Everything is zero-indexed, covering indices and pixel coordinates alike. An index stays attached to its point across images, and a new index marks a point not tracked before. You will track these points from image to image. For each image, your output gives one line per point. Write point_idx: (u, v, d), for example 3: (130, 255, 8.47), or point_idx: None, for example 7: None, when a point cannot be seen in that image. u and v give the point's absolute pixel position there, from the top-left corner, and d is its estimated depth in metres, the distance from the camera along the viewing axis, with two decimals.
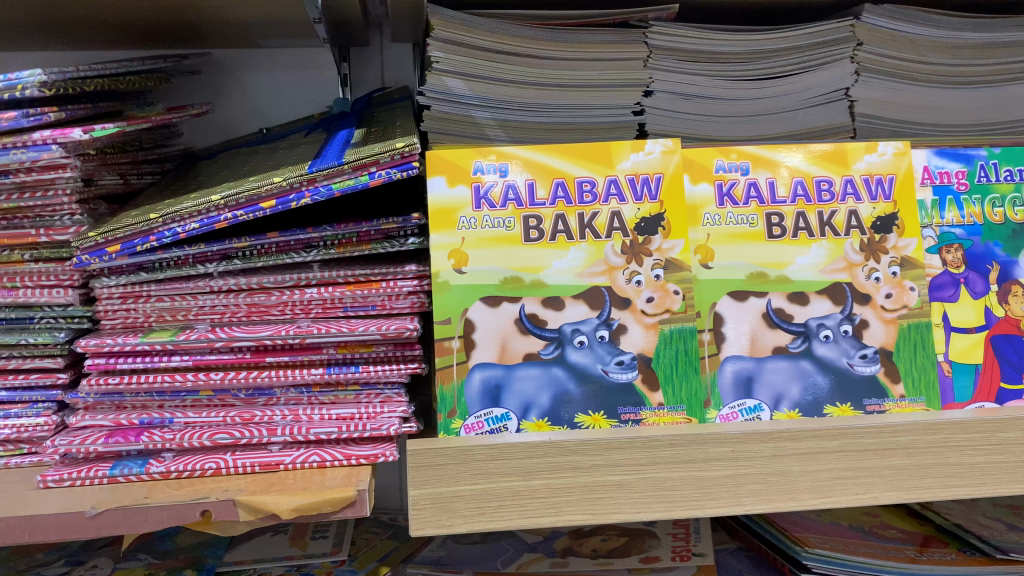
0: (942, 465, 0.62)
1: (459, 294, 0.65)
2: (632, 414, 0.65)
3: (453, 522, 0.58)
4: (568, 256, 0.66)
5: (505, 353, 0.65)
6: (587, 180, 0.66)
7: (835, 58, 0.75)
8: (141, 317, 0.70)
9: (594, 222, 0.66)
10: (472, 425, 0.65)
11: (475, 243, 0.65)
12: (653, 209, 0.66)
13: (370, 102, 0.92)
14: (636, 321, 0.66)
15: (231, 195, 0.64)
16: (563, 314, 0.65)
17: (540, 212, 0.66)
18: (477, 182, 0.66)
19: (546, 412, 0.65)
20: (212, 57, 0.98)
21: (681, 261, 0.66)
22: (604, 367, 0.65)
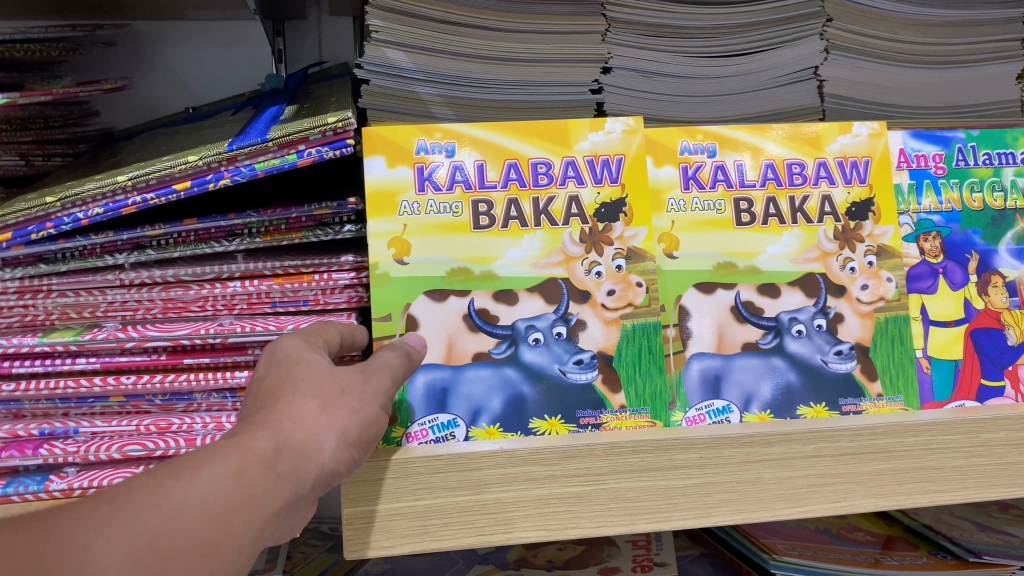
0: (922, 470, 0.57)
1: (401, 287, 0.59)
2: (592, 418, 0.59)
3: (394, 543, 0.52)
4: (522, 244, 0.60)
5: (452, 353, 0.59)
6: (542, 162, 0.61)
7: (804, 34, 0.70)
8: (41, 315, 0.61)
9: (550, 208, 0.60)
10: (416, 433, 0.57)
11: (418, 230, 0.59)
12: (614, 193, 0.61)
13: (307, 79, 0.84)
14: (596, 316, 0.60)
15: (139, 174, 0.56)
16: (516, 310, 0.60)
17: (491, 196, 0.60)
18: (420, 163, 0.60)
19: (497, 417, 0.58)
20: (130, 28, 0.89)
21: (645, 250, 0.60)
22: (561, 367, 0.59)
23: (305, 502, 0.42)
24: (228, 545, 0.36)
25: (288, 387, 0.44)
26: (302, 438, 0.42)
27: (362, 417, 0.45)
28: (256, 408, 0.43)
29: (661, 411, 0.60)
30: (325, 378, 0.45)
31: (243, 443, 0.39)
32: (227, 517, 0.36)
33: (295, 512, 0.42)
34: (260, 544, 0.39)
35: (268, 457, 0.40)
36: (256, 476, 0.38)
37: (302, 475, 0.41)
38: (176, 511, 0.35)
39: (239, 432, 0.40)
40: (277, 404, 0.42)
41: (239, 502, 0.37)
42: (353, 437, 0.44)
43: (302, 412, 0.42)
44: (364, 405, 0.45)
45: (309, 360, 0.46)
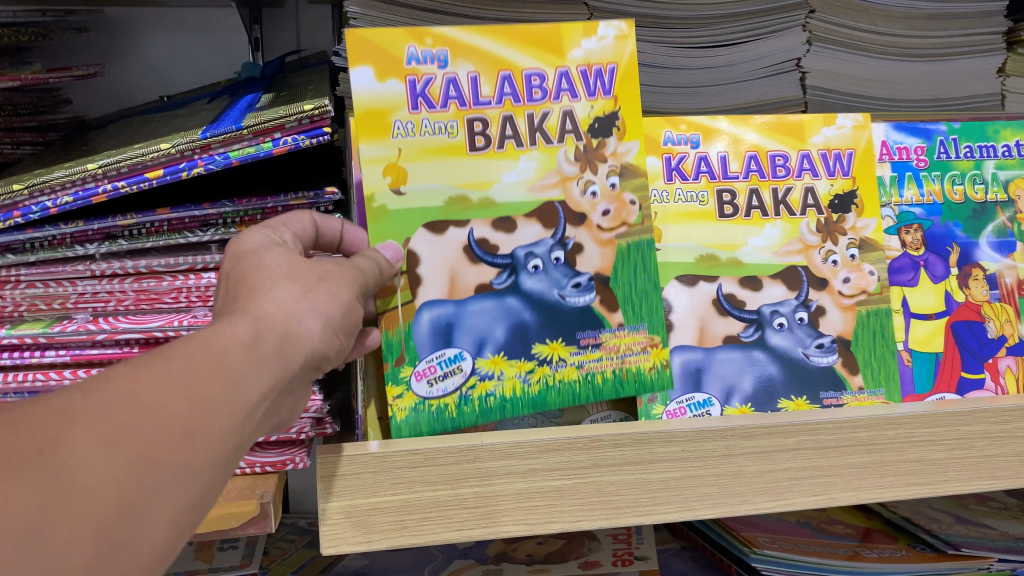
0: (902, 463, 0.57)
1: (400, 219, 0.56)
2: (593, 338, 0.58)
3: (371, 538, 0.51)
4: (518, 167, 0.58)
5: (455, 287, 0.57)
6: (535, 73, 0.58)
7: (786, 26, 0.70)
8: (8, 306, 0.60)
9: (545, 124, 0.58)
10: (423, 371, 0.56)
11: (413, 154, 0.56)
12: (607, 106, 0.59)
13: (283, 67, 0.83)
14: (592, 238, 0.58)
15: (109, 162, 0.55)
16: (515, 238, 0.58)
17: (485, 113, 0.57)
18: (412, 75, 0.56)
19: (502, 346, 0.57)
20: (104, 15, 0.87)
21: (638, 167, 0.59)
22: (560, 292, 0.58)
23: (298, 382, 0.41)
24: (214, 432, 0.34)
25: (261, 276, 0.41)
26: (284, 321, 0.39)
27: (343, 301, 0.43)
28: (231, 298, 0.40)
29: (659, 326, 0.59)
30: (298, 266, 0.42)
31: (220, 330, 0.37)
32: (208, 402, 0.34)
33: (284, 397, 0.40)
34: (250, 430, 0.37)
35: (249, 342, 0.37)
36: (237, 359, 0.36)
37: (286, 358, 0.39)
38: (147, 399, 0.33)
39: (218, 321, 0.38)
40: (253, 291, 0.40)
41: (221, 387, 0.35)
42: (338, 320, 0.42)
43: (280, 296, 0.40)
44: (342, 290, 0.43)
45: (281, 250, 0.43)
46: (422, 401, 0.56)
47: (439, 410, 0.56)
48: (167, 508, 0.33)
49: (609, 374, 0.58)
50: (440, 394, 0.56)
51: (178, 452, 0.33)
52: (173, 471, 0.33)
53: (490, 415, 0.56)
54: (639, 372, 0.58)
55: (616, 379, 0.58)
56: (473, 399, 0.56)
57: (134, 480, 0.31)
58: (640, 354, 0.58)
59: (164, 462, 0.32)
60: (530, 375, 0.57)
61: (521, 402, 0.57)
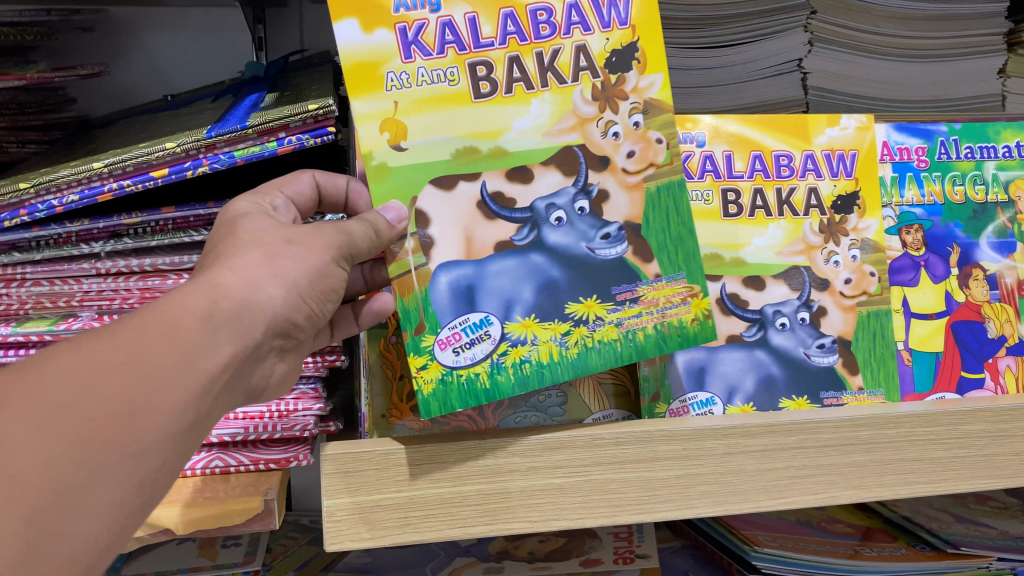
0: (902, 462, 0.58)
1: (403, 176, 0.50)
2: (628, 293, 0.52)
3: (375, 535, 0.52)
4: (531, 112, 0.51)
5: (472, 247, 0.51)
6: (541, 8, 0.51)
7: (785, 27, 0.70)
8: (15, 304, 0.61)
9: (556, 63, 0.51)
10: (446, 340, 0.50)
11: (412, 106, 0.50)
12: (625, 37, 0.52)
13: (286, 67, 0.83)
14: (618, 184, 0.53)
15: (115, 161, 0.55)
16: (534, 188, 0.52)
17: (489, 56, 0.50)
18: (402, 23, 0.49)
19: (532, 308, 0.51)
20: (108, 14, 0.87)
21: (663, 100, 0.53)
22: (588, 244, 0.52)
23: (262, 345, 0.44)
24: (168, 402, 0.37)
25: (229, 245, 0.44)
26: (241, 290, 0.41)
27: (311, 266, 0.45)
28: (202, 266, 0.43)
29: (699, 274, 0.53)
30: (269, 233, 0.45)
31: (176, 301, 0.40)
32: (160, 374, 0.37)
33: (246, 367, 0.43)
34: (208, 399, 0.40)
35: (202, 313, 0.40)
36: (190, 332, 0.39)
37: (242, 325, 0.41)
38: (88, 379, 0.35)
39: (178, 290, 0.40)
40: (217, 261, 0.42)
41: (174, 359, 0.38)
42: (304, 285, 0.44)
43: (244, 264, 0.42)
44: (313, 254, 0.45)
45: (258, 220, 0.46)
46: (450, 372, 0.50)
47: (469, 381, 0.51)
48: (111, 483, 0.35)
49: (650, 330, 0.52)
50: (470, 363, 0.51)
51: (131, 423, 0.36)
52: (126, 441, 0.36)
53: (527, 383, 0.51)
54: (680, 325, 0.53)
55: (657, 334, 0.52)
56: (506, 367, 0.51)
57: (82, 450, 0.34)
58: (680, 306, 0.53)
59: (104, 439, 0.35)
60: (566, 337, 0.51)
61: (560, 367, 0.51)
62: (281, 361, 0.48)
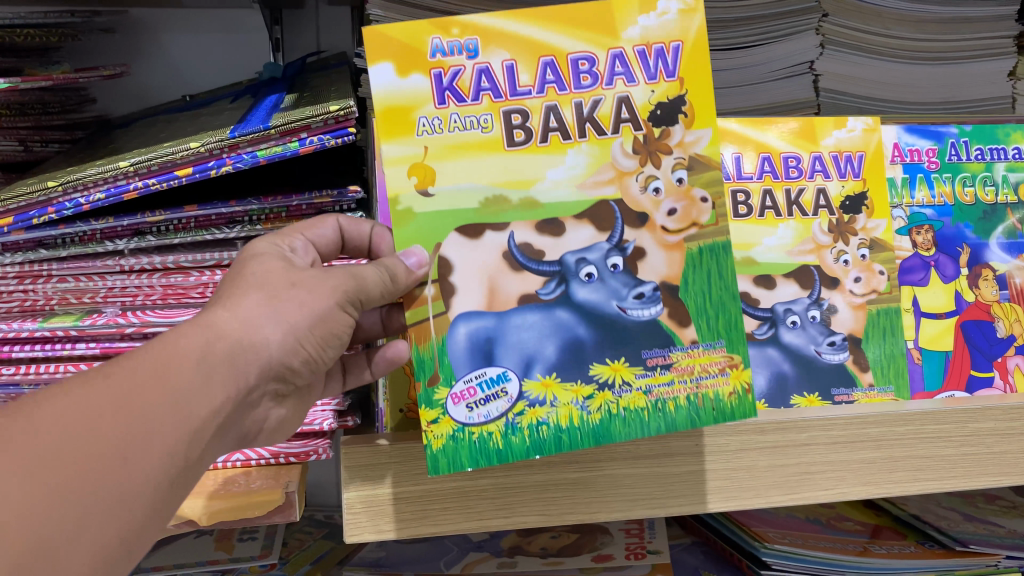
0: (912, 458, 0.58)
1: (428, 222, 0.49)
2: (659, 358, 0.50)
3: (394, 526, 0.53)
4: (565, 162, 0.50)
5: (495, 298, 0.49)
6: (583, 57, 0.49)
7: (798, 30, 0.70)
8: (40, 300, 0.62)
9: (596, 114, 0.50)
10: (461, 394, 0.49)
11: (442, 153, 0.48)
12: (672, 89, 0.50)
13: (304, 68, 0.85)
14: (656, 242, 0.50)
15: (140, 160, 0.56)
16: (564, 242, 0.50)
17: (525, 104, 0.49)
18: (438, 69, 0.48)
19: (554, 366, 0.49)
20: (128, 15, 0.89)
21: (710, 158, 0.51)
22: (619, 303, 0.50)
23: (258, 388, 0.45)
24: (157, 449, 0.38)
25: (235, 285, 0.45)
26: (238, 334, 0.42)
27: (313, 310, 0.45)
28: (209, 303, 0.44)
29: (739, 343, 0.51)
30: (274, 274, 0.46)
31: (173, 343, 0.41)
32: (151, 419, 0.38)
33: (240, 412, 0.44)
34: (200, 443, 0.41)
35: (196, 357, 0.41)
36: (183, 376, 0.40)
37: (237, 369, 0.42)
38: (75, 426, 0.36)
39: (178, 330, 0.42)
40: (222, 303, 0.44)
41: (166, 403, 0.39)
42: (303, 328, 0.45)
43: (245, 306, 0.43)
44: (316, 297, 0.45)
45: (268, 259, 0.47)
46: (462, 428, 0.49)
47: (481, 439, 0.49)
48: (99, 530, 0.37)
49: (682, 401, 0.50)
50: (483, 421, 0.49)
51: (118, 472, 0.37)
52: (112, 487, 0.37)
53: (542, 446, 0.49)
54: (716, 397, 0.50)
55: (691, 406, 0.50)
56: (522, 428, 0.49)
57: (68, 500, 0.35)
58: (718, 377, 0.51)
59: (90, 487, 0.36)
60: (589, 401, 0.49)
61: (580, 433, 0.49)
62: (278, 407, 0.49)
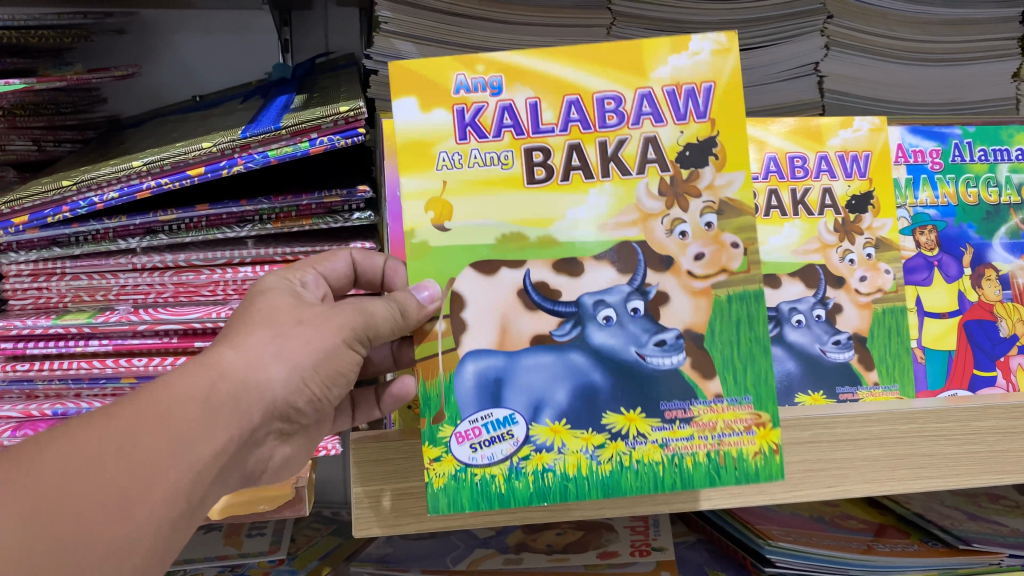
0: (915, 456, 0.59)
1: (443, 257, 0.49)
2: (678, 411, 0.50)
3: (402, 521, 0.54)
4: (587, 201, 0.50)
5: (507, 337, 0.50)
6: (610, 95, 0.50)
7: (805, 31, 0.71)
8: (54, 297, 0.63)
9: (620, 153, 0.50)
10: (465, 433, 0.49)
11: (460, 188, 0.49)
12: (702, 130, 0.50)
13: (313, 69, 0.86)
14: (681, 286, 0.51)
15: (153, 160, 0.57)
16: (581, 282, 0.50)
17: (548, 142, 0.50)
18: (461, 104, 0.49)
19: (563, 413, 0.49)
20: (139, 17, 0.90)
21: (742, 202, 0.50)
22: (638, 349, 0.50)
23: (263, 427, 0.45)
24: (158, 495, 0.39)
25: (244, 321, 0.46)
26: (242, 375, 0.43)
27: (318, 349, 0.46)
28: (218, 339, 0.46)
29: (764, 400, 0.51)
30: (283, 311, 0.47)
31: (179, 382, 0.42)
32: (153, 463, 0.39)
33: (244, 450, 0.45)
34: (205, 482, 0.42)
35: (200, 398, 0.42)
36: (188, 416, 0.41)
37: (241, 408, 0.43)
38: (80, 469, 0.38)
39: (186, 367, 0.43)
40: (231, 341, 0.45)
41: (169, 444, 0.40)
42: (308, 368, 0.46)
43: (252, 346, 0.44)
44: (322, 337, 0.46)
45: (278, 296, 0.48)
46: (464, 469, 0.49)
47: (483, 482, 0.49)
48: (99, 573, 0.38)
49: (701, 457, 0.50)
50: (486, 463, 0.49)
51: (118, 517, 0.38)
52: (112, 533, 0.38)
53: (546, 493, 0.49)
54: (739, 457, 0.50)
55: (709, 462, 0.50)
56: (526, 473, 0.49)
57: (67, 544, 0.37)
58: (743, 435, 0.50)
59: (90, 531, 0.37)
60: (600, 450, 0.49)
61: (587, 483, 0.49)
62: (283, 446, 0.50)
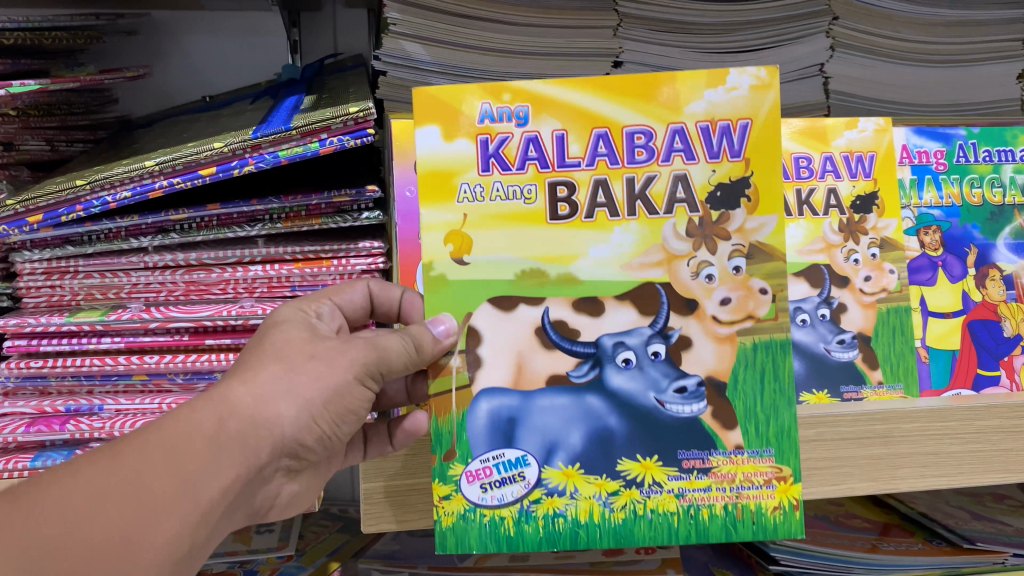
0: (919, 455, 0.59)
1: (460, 291, 0.49)
2: (696, 461, 0.49)
3: (410, 517, 0.54)
4: (611, 240, 0.49)
5: (522, 375, 0.49)
6: (640, 130, 0.48)
7: (810, 32, 0.71)
8: (67, 295, 0.64)
9: (648, 191, 0.49)
10: (474, 473, 0.49)
11: (480, 222, 0.48)
12: (736, 170, 0.48)
13: (322, 69, 0.87)
14: (706, 332, 0.49)
15: (166, 160, 0.58)
16: (603, 322, 0.49)
17: (572, 176, 0.49)
18: (484, 134, 0.48)
19: (577, 457, 0.49)
20: (150, 18, 0.91)
21: (774, 248, 0.48)
22: (657, 396, 0.50)
23: (272, 463, 0.46)
24: (162, 535, 0.41)
25: (257, 354, 0.46)
26: (251, 413, 0.44)
27: (328, 385, 0.46)
28: (231, 371, 0.46)
29: (787, 453, 0.50)
30: (295, 345, 0.47)
31: (188, 420, 0.43)
32: (158, 504, 0.40)
33: (252, 486, 0.46)
34: (209, 520, 0.43)
35: (207, 437, 0.42)
36: (195, 455, 0.42)
37: (249, 447, 0.44)
38: (89, 509, 0.39)
39: (196, 403, 0.43)
40: (242, 375, 0.45)
41: (175, 483, 0.41)
42: (318, 405, 0.46)
43: (261, 382, 0.45)
44: (332, 373, 0.46)
45: (293, 327, 0.48)
46: (473, 508, 0.49)
47: (492, 523, 0.49)
48: None
49: (718, 510, 0.49)
50: (496, 505, 0.49)
51: (122, 556, 0.39)
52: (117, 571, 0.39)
53: (556, 538, 0.49)
54: (758, 511, 0.50)
55: (726, 515, 0.49)
56: (536, 517, 0.49)
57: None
58: (763, 489, 0.50)
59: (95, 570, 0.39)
60: (613, 497, 0.49)
61: (599, 531, 0.49)
62: (290, 482, 0.50)
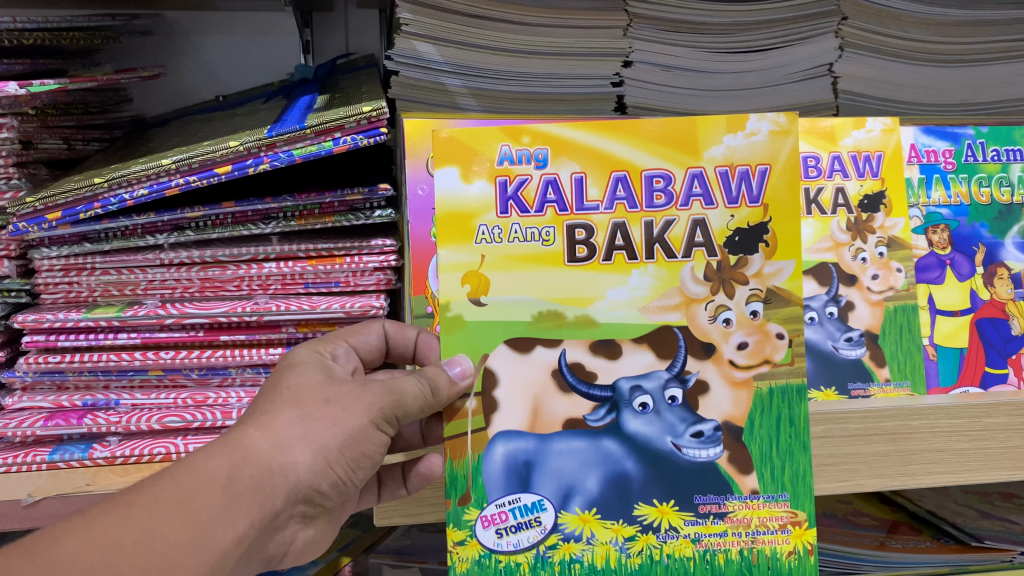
0: (927, 452, 0.60)
1: (476, 333, 0.49)
2: (713, 506, 0.50)
3: (421, 511, 0.55)
4: (629, 283, 0.49)
5: (539, 419, 0.49)
6: (659, 174, 0.49)
7: (819, 32, 0.72)
8: (84, 291, 0.65)
9: (666, 235, 0.49)
10: (490, 517, 0.49)
11: (498, 262, 0.49)
12: (754, 215, 0.49)
13: (334, 69, 0.88)
14: (722, 377, 0.50)
15: (182, 158, 0.59)
16: (619, 365, 0.49)
17: (591, 219, 0.49)
18: (504, 176, 0.49)
19: (594, 501, 0.49)
20: (165, 18, 0.92)
21: (791, 292, 0.49)
22: (674, 440, 0.50)
23: (288, 508, 0.45)
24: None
25: (273, 399, 0.46)
26: (267, 459, 0.43)
27: (344, 430, 0.45)
28: (247, 416, 0.46)
29: (802, 498, 0.50)
30: (311, 389, 0.47)
31: (203, 465, 0.42)
32: (173, 550, 0.40)
33: (267, 532, 0.45)
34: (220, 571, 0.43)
35: (222, 483, 0.42)
36: (211, 500, 0.42)
37: (264, 493, 0.43)
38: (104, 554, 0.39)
39: (213, 448, 0.43)
40: (259, 420, 0.45)
41: (188, 533, 0.41)
42: (334, 451, 0.45)
43: (277, 427, 0.44)
44: (348, 418, 0.46)
45: (309, 372, 0.48)
46: (488, 554, 0.49)
47: (507, 569, 0.49)
48: None
49: (734, 555, 0.50)
50: (512, 550, 0.49)
51: None
52: None
53: None
54: (773, 556, 0.50)
55: (742, 560, 0.50)
56: (552, 562, 0.49)
57: None
58: (778, 534, 0.50)
59: None
60: (629, 543, 0.50)
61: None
62: (305, 528, 0.50)
